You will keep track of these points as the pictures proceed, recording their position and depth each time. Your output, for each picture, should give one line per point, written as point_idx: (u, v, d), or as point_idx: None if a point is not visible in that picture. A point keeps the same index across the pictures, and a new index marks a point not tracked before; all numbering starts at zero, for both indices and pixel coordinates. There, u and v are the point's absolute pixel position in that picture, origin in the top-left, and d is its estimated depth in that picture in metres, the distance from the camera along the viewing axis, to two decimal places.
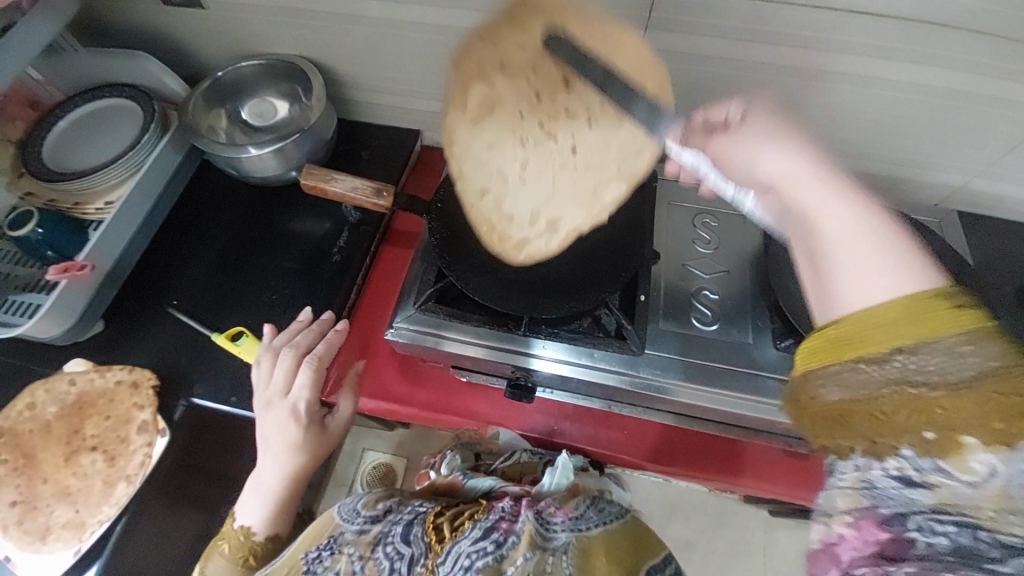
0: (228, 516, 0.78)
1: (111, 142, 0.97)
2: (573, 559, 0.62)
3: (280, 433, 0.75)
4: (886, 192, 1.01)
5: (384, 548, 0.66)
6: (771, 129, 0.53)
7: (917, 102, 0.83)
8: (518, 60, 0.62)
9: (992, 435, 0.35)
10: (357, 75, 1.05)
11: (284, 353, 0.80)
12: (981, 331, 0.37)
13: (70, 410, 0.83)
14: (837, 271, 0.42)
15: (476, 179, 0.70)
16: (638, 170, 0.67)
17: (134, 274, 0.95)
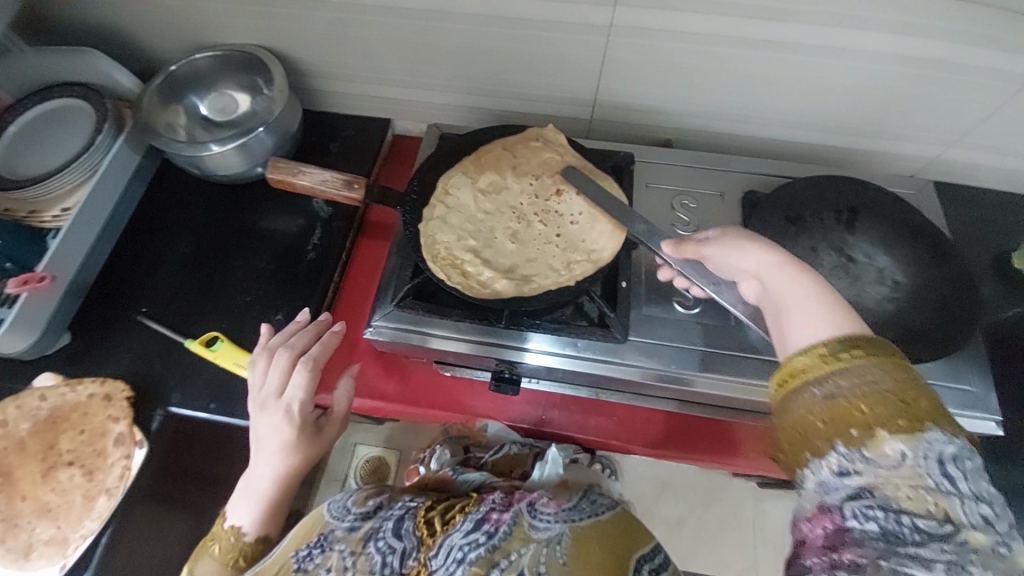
0: (220, 515, 0.74)
1: (65, 145, 0.92)
2: (568, 549, 0.62)
3: (274, 434, 0.72)
4: (863, 165, 1.00)
5: (376, 543, 0.65)
6: (750, 237, 0.63)
7: (891, 73, 0.83)
8: (527, 167, 0.85)
9: (899, 428, 0.42)
10: (321, 64, 1.01)
11: (280, 352, 0.76)
12: (890, 365, 0.45)
13: (44, 426, 0.80)
14: (793, 326, 0.52)
15: (465, 241, 0.79)
16: (608, 249, 0.77)
17: (100, 281, 0.92)
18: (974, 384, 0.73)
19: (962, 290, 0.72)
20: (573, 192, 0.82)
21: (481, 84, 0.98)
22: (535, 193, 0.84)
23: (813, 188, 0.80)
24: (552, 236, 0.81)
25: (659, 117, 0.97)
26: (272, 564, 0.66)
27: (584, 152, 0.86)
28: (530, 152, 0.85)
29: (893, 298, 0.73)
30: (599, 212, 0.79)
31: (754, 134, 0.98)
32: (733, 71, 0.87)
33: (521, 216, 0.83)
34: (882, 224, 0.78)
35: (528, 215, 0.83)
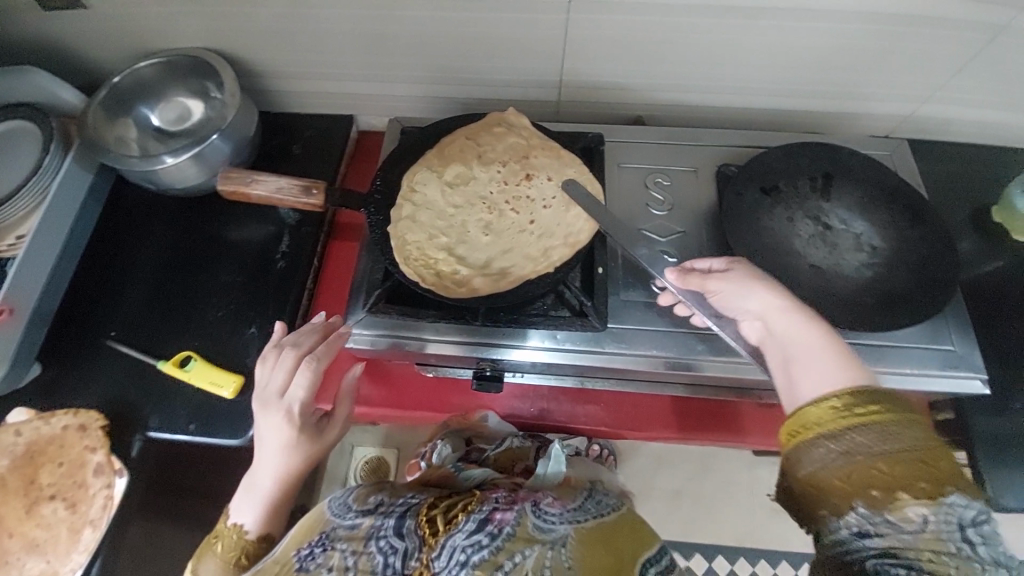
0: (222, 513, 0.70)
1: (12, 171, 0.88)
2: (573, 552, 0.60)
3: (275, 434, 0.68)
4: (837, 128, 0.98)
5: (377, 543, 0.59)
6: (749, 271, 0.61)
7: (861, 31, 0.80)
8: (494, 153, 0.83)
9: (919, 491, 0.42)
10: (275, 63, 0.96)
11: (286, 349, 0.71)
12: (908, 423, 0.45)
13: (22, 461, 0.78)
14: (801, 380, 0.51)
15: (437, 240, 0.78)
16: (582, 234, 0.75)
17: (66, 308, 0.89)
18: (956, 344, 0.72)
19: (941, 250, 0.71)
20: (543, 176, 0.79)
21: (443, 72, 0.95)
22: (503, 178, 0.82)
23: (786, 155, 0.78)
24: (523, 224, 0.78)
25: (627, 94, 0.95)
26: (274, 564, 0.61)
27: (551, 134, 0.83)
28: (495, 139, 0.83)
29: (871, 264, 0.72)
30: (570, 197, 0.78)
31: (725, 104, 0.95)
32: (698, 41, 0.84)
33: (492, 208, 0.80)
34: (858, 188, 0.76)
35: (500, 207, 0.80)
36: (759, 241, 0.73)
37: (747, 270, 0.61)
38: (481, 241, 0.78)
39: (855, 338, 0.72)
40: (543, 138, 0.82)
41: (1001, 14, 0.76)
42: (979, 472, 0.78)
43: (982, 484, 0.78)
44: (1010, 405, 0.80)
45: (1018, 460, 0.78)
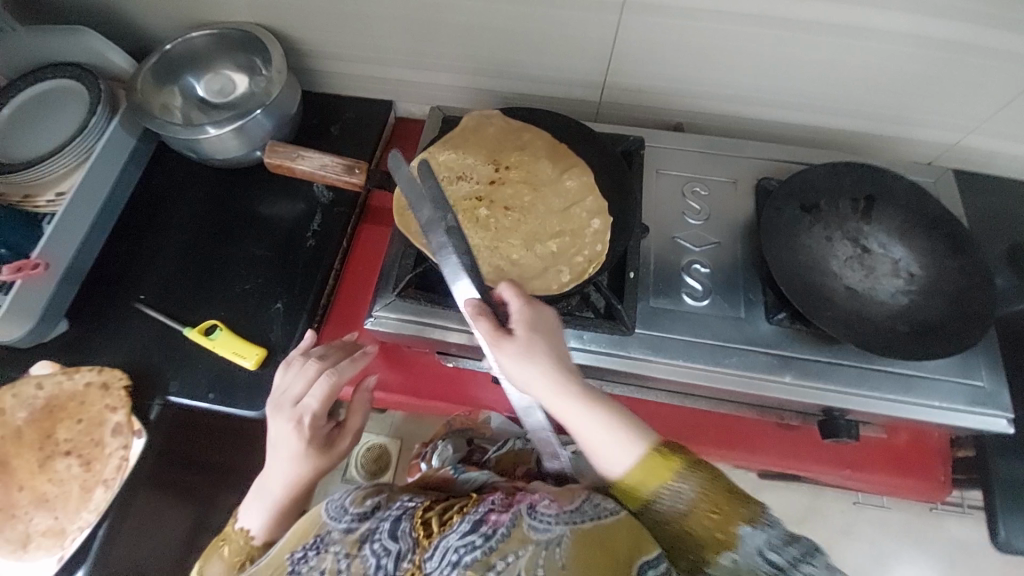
0: (233, 513, 0.71)
1: (55, 129, 0.89)
2: (568, 551, 0.56)
3: (284, 443, 0.68)
4: (881, 152, 0.97)
5: (371, 545, 0.61)
6: (535, 335, 0.62)
7: (913, 55, 0.79)
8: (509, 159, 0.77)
9: (724, 533, 0.55)
10: (320, 43, 0.97)
11: (310, 358, 0.72)
12: (685, 467, 0.57)
13: (41, 415, 0.78)
14: (609, 448, 0.60)
15: (589, 202, 0.73)
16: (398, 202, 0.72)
17: (97, 269, 0.90)
18: (986, 381, 0.70)
19: (981, 285, 0.70)
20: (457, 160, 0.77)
21: (486, 65, 0.95)
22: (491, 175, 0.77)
23: (830, 175, 0.77)
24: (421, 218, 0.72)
25: (670, 100, 0.94)
26: (267, 565, 0.62)
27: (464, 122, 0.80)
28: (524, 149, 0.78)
29: (907, 291, 0.70)
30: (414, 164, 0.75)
31: (767, 118, 0.95)
32: (749, 52, 0.84)
33: (479, 199, 0.75)
34: (900, 214, 0.75)
35: (477, 199, 0.75)
36: (793, 259, 0.71)
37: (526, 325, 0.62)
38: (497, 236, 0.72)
39: (886, 366, 0.70)
40: (467, 117, 0.80)
41: None
42: (993, 509, 0.77)
43: (996, 523, 0.76)
44: None
45: None
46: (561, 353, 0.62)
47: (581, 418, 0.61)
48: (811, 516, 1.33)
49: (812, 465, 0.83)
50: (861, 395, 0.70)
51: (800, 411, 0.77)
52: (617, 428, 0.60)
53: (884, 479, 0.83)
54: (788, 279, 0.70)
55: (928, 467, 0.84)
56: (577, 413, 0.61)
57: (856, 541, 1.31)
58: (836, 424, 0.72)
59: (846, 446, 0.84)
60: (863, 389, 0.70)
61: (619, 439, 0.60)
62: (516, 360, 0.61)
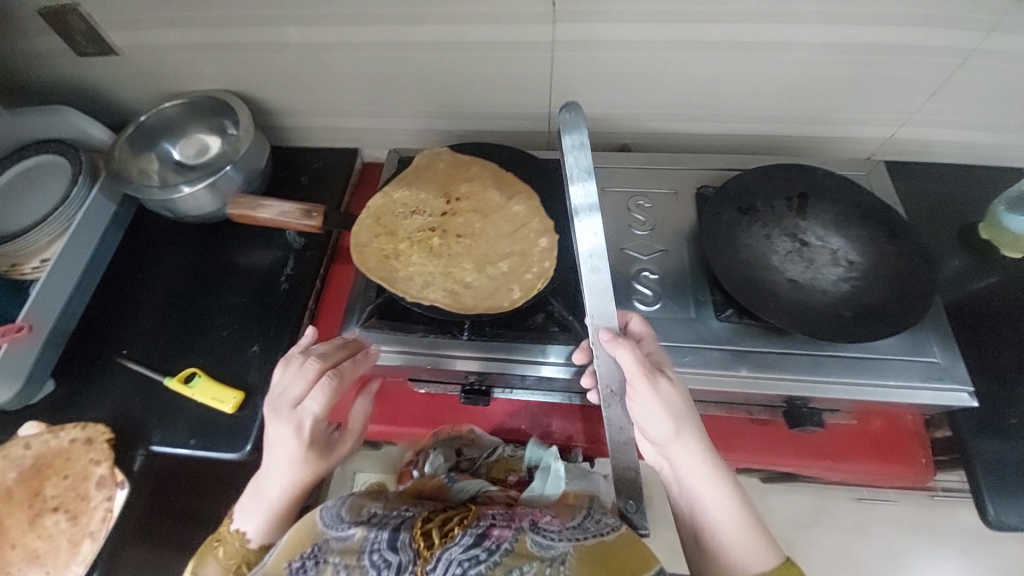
0: (226, 515, 0.68)
1: (41, 201, 0.95)
2: (573, 568, 0.59)
3: (282, 446, 0.64)
4: (822, 152, 1.02)
5: (371, 557, 0.60)
6: (682, 400, 0.63)
7: (826, 61, 0.85)
8: (457, 190, 0.82)
9: None
10: (285, 102, 1.05)
11: (311, 357, 0.67)
12: None
13: (30, 473, 0.80)
14: (732, 537, 0.61)
15: (535, 224, 0.77)
16: (357, 242, 0.76)
17: (81, 329, 0.94)
18: (941, 356, 0.71)
19: (918, 266, 0.73)
20: (408, 197, 0.81)
21: (439, 107, 1.02)
22: (440, 207, 0.81)
23: (763, 177, 0.82)
24: (377, 251, 0.76)
25: (613, 123, 1.00)
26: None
27: (414, 162, 0.86)
28: (471, 179, 0.83)
29: (847, 278, 0.73)
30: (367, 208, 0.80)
31: (707, 132, 1.00)
32: (675, 74, 0.90)
33: (433, 230, 0.79)
34: (833, 206, 0.79)
35: (431, 230, 0.79)
36: (732, 258, 0.75)
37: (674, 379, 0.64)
38: (451, 265, 0.75)
39: (838, 350, 0.72)
40: (420, 156, 0.86)
41: (964, 39, 0.79)
42: (978, 487, 0.74)
43: (984, 502, 0.73)
44: (1006, 421, 0.78)
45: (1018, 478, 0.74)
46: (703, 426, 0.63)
47: (710, 494, 0.62)
48: (819, 520, 1.31)
49: (792, 460, 0.82)
50: (819, 381, 0.70)
51: (766, 404, 0.78)
52: (746, 523, 0.62)
53: (868, 468, 0.82)
54: (730, 277, 0.73)
55: (907, 451, 0.82)
56: (707, 487, 0.62)
57: (869, 543, 1.28)
58: (802, 414, 0.73)
59: (822, 436, 0.84)
60: (819, 374, 0.70)
61: (743, 536, 0.61)
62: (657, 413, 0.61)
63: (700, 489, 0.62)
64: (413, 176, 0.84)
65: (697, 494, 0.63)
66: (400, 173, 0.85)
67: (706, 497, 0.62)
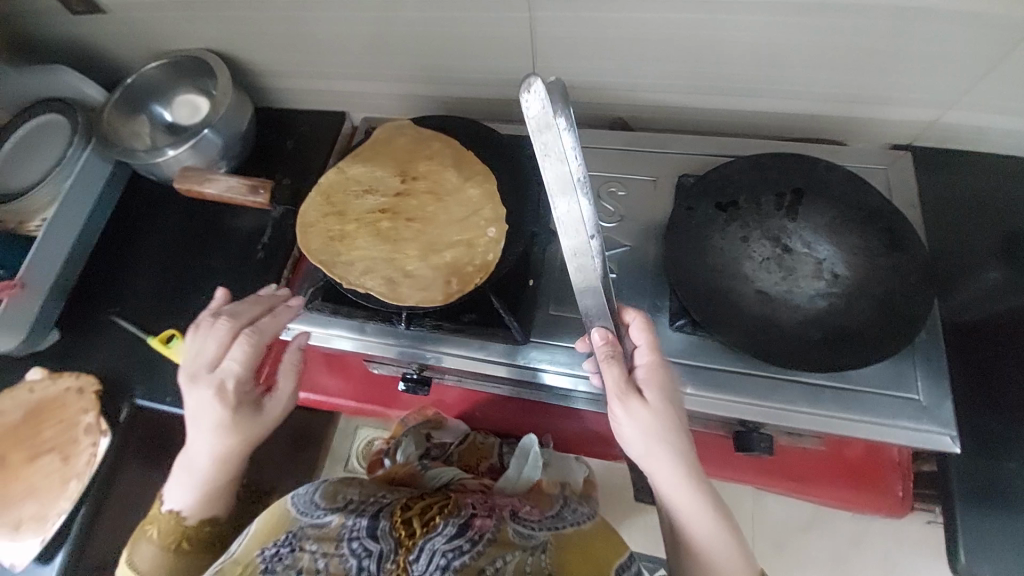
0: (156, 499, 0.67)
1: (46, 160, 0.99)
2: (552, 556, 0.61)
3: (204, 412, 0.61)
4: (850, 135, 0.87)
5: (350, 544, 0.57)
6: (671, 415, 0.57)
7: (857, 27, 0.70)
8: (414, 168, 0.78)
9: None
10: (271, 63, 1.02)
11: (221, 317, 0.64)
12: None
13: (31, 415, 0.89)
14: (711, 557, 0.57)
15: (487, 211, 0.72)
16: (304, 221, 0.75)
17: (80, 284, 1.00)
18: (923, 394, 0.62)
19: (917, 286, 0.62)
20: (362, 174, 0.78)
21: (420, 72, 0.96)
22: (394, 186, 0.77)
23: (752, 168, 0.71)
24: (323, 233, 0.74)
25: (605, 94, 0.90)
26: (234, 564, 0.57)
27: (375, 135, 0.81)
28: (429, 155, 0.78)
29: (827, 294, 0.64)
30: (320, 184, 0.78)
31: (713, 107, 0.88)
32: (671, 41, 0.78)
33: (383, 211, 0.76)
34: (831, 207, 0.68)
35: (381, 212, 0.76)
36: (692, 263, 0.67)
37: (655, 390, 0.57)
38: (394, 250, 0.73)
39: (801, 377, 0.64)
40: (381, 129, 0.82)
41: None
42: (954, 534, 0.66)
43: (956, 550, 0.66)
44: (1006, 465, 0.68)
45: (1003, 530, 0.66)
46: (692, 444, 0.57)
47: (695, 515, 0.57)
48: (811, 525, 1.25)
49: (746, 476, 0.77)
50: (772, 408, 0.64)
51: (715, 422, 0.71)
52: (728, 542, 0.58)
53: (834, 494, 0.75)
54: (688, 285, 0.66)
55: (882, 481, 0.74)
56: (692, 509, 0.57)
57: (867, 555, 1.20)
58: (750, 438, 0.67)
59: (788, 456, 0.77)
60: (773, 399, 0.64)
61: (722, 553, 0.58)
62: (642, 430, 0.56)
63: (683, 509, 0.57)
64: (371, 151, 0.80)
65: (679, 514, 0.58)
66: (359, 147, 0.81)
67: (690, 518, 0.57)
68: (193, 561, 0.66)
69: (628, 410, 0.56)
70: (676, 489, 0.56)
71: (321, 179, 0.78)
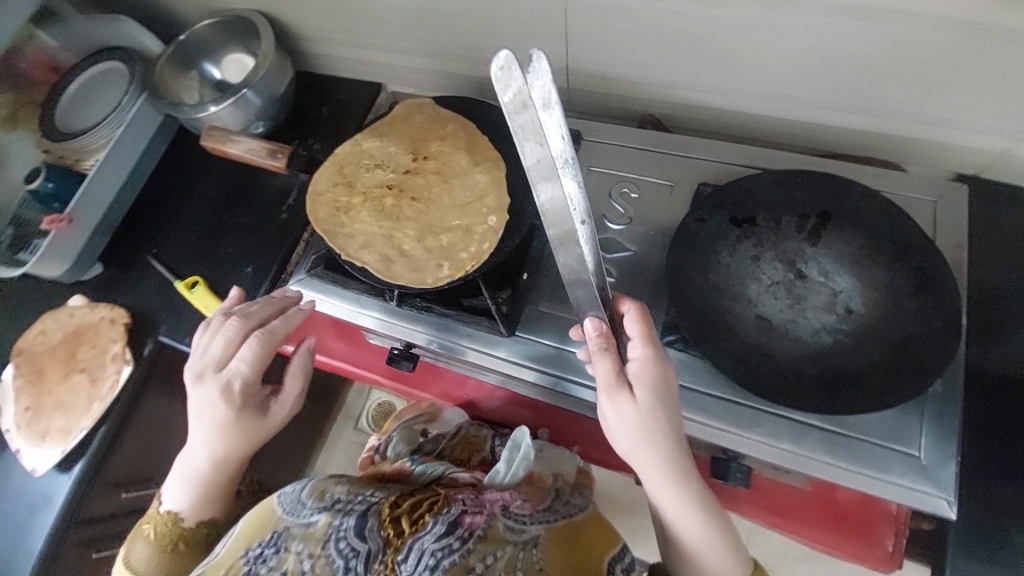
0: (155, 499, 0.74)
1: (104, 105, 1.07)
2: (544, 551, 0.61)
3: (210, 413, 0.66)
4: (904, 158, 0.79)
5: (337, 545, 0.59)
6: (664, 415, 0.54)
7: (920, 41, 0.62)
8: (427, 147, 0.78)
9: None
10: (314, 29, 1.04)
11: (231, 320, 0.69)
12: None
13: (70, 338, 0.99)
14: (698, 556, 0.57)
15: (490, 199, 0.72)
16: (315, 189, 0.77)
17: (126, 224, 1.08)
18: (924, 452, 0.56)
19: (938, 333, 0.56)
20: (376, 147, 0.79)
21: (454, 50, 0.94)
22: (405, 163, 0.77)
23: (779, 184, 0.65)
24: (330, 202, 0.76)
25: (638, 89, 0.85)
26: (218, 566, 0.61)
27: (396, 109, 0.82)
28: (443, 135, 0.78)
29: (834, 330, 0.60)
30: (336, 153, 0.79)
31: (754, 112, 0.82)
32: (711, 38, 0.72)
33: (391, 187, 0.76)
34: (860, 236, 0.62)
35: (388, 188, 0.76)
36: (691, 278, 0.64)
37: (648, 389, 0.54)
38: (394, 227, 0.73)
39: (792, 413, 0.60)
40: (402, 104, 0.82)
41: None
42: None
43: None
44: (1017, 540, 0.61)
45: None
46: (685, 446, 0.55)
47: (684, 516, 0.56)
48: (811, 561, 1.18)
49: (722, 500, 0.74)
50: (752, 441, 0.61)
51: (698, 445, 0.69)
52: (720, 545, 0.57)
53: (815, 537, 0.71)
54: (683, 300, 0.62)
55: (872, 531, 0.69)
56: (681, 510, 0.55)
57: None
58: (725, 467, 0.67)
59: (773, 488, 0.73)
60: (753, 433, 0.61)
61: (711, 555, 0.56)
62: (629, 429, 0.54)
63: (670, 509, 0.56)
64: (389, 126, 0.80)
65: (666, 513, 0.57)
66: (378, 120, 0.82)
67: (677, 519, 0.56)
68: (186, 561, 0.72)
69: (617, 408, 0.54)
70: (664, 487, 0.55)
71: (337, 149, 0.79)
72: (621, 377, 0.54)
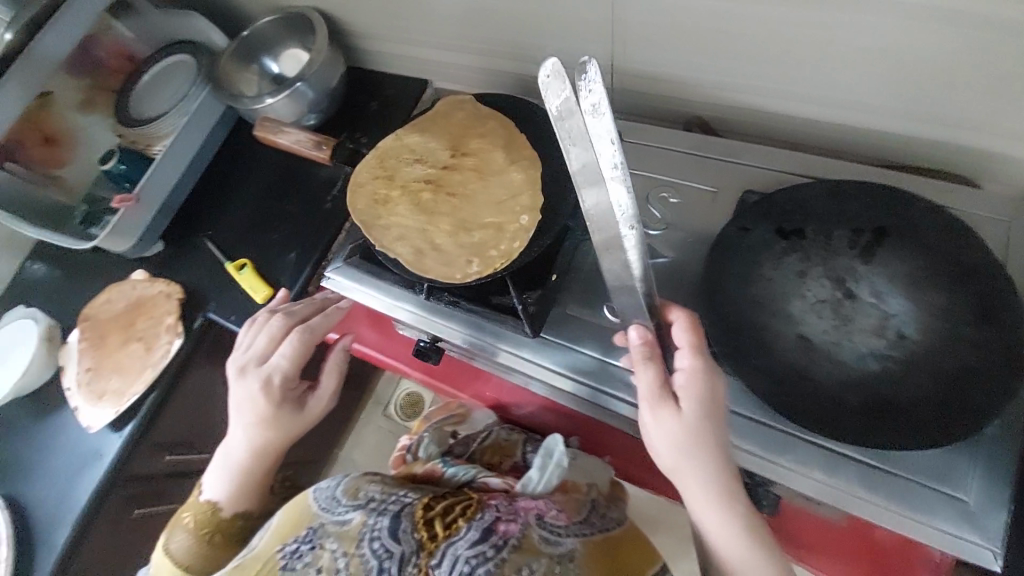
0: (194, 491, 0.77)
1: (172, 93, 1.14)
2: (582, 564, 0.64)
3: (251, 405, 0.70)
4: (978, 173, 0.72)
5: (372, 545, 0.60)
6: (710, 429, 0.52)
7: (1003, 45, 0.57)
8: (466, 143, 0.78)
9: None
10: (367, 25, 1.07)
11: (274, 317, 0.74)
12: None
13: (130, 308, 1.06)
14: None
15: (525, 199, 0.71)
16: (356, 180, 0.79)
17: (185, 206, 1.14)
18: (972, 495, 0.53)
19: (1005, 369, 0.51)
20: (417, 143, 0.80)
21: (499, 48, 0.94)
22: (443, 159, 0.78)
23: (830, 196, 0.61)
24: (369, 194, 0.77)
25: (685, 90, 0.83)
26: (255, 559, 0.63)
27: (438, 105, 0.83)
28: (483, 133, 0.78)
29: (883, 356, 0.55)
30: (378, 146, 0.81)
31: (809, 118, 0.77)
32: (766, 40, 0.68)
33: (428, 182, 0.78)
34: (919, 256, 0.57)
35: (426, 182, 0.77)
36: (728, 290, 0.61)
37: (694, 401, 0.52)
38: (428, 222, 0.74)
39: (825, 442, 0.57)
40: (445, 100, 0.82)
41: None
42: None
43: None
44: None
45: None
46: (730, 463, 0.53)
47: (729, 540, 0.53)
48: None
49: None
50: (784, 468, 0.58)
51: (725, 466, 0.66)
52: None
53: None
54: (717, 313, 0.60)
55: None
56: (726, 533, 0.53)
57: None
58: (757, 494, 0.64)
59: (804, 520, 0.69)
60: (788, 460, 0.58)
61: None
62: (673, 443, 0.52)
63: (714, 530, 0.54)
64: (430, 122, 0.81)
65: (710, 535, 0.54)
66: (421, 116, 0.83)
67: (722, 542, 0.53)
68: (220, 555, 0.73)
69: (660, 421, 0.53)
70: (706, 506, 0.53)
71: (380, 142, 0.81)
72: (665, 389, 0.52)
